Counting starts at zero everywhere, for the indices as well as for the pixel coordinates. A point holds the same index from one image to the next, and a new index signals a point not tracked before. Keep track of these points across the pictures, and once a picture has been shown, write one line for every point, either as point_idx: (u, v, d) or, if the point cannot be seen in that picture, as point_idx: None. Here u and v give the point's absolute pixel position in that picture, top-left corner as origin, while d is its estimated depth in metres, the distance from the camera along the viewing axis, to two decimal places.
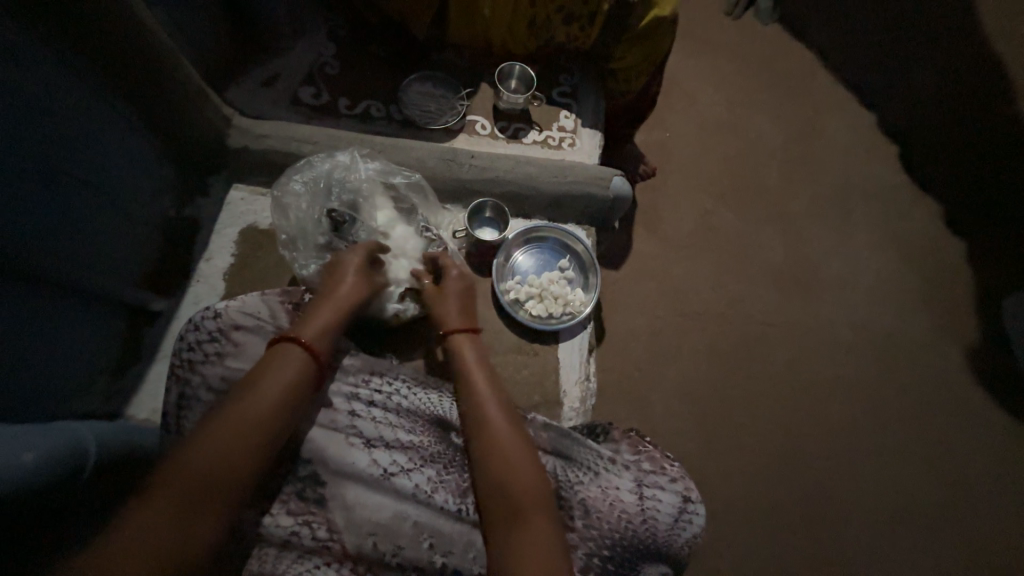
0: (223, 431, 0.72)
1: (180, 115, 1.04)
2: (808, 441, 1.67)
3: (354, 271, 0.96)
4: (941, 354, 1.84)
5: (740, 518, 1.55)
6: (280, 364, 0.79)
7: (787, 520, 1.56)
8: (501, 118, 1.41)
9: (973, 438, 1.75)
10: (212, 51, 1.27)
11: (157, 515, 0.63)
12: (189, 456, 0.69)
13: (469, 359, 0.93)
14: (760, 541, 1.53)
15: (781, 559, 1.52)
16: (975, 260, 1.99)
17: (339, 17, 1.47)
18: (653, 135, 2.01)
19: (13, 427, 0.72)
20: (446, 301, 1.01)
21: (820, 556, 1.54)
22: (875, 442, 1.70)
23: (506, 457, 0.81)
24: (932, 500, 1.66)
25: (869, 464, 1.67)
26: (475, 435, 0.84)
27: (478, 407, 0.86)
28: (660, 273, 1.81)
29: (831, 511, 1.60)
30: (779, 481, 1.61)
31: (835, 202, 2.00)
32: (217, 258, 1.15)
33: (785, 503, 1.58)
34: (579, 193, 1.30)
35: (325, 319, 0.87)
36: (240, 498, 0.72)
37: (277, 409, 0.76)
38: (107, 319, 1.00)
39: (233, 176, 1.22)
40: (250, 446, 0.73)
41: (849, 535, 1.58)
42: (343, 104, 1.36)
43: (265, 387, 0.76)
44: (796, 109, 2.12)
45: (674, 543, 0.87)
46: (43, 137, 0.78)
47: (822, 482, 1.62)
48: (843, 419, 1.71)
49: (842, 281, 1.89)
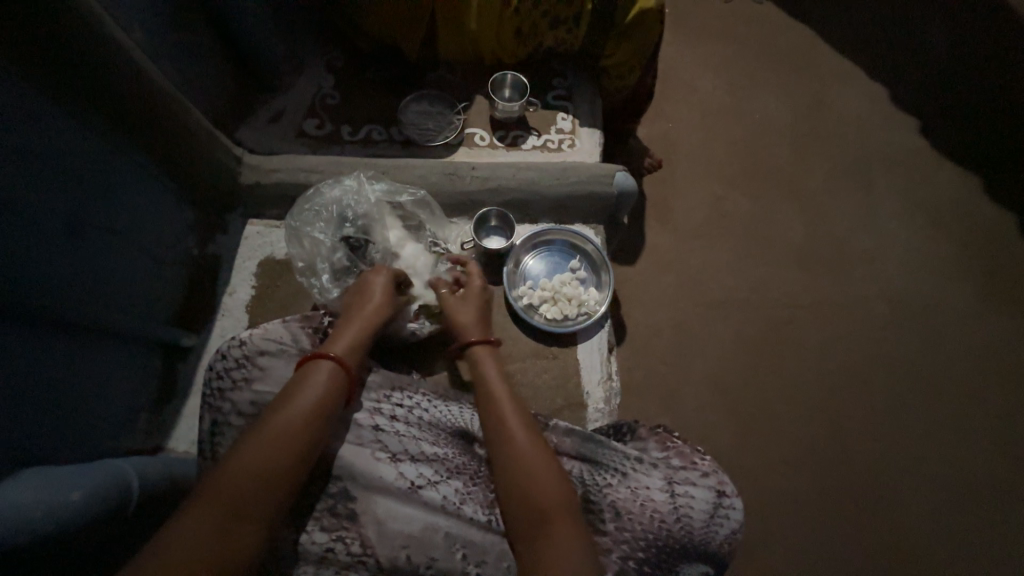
0: (259, 451, 0.74)
1: (193, 159, 1.09)
2: (852, 423, 1.59)
3: (381, 290, 0.98)
4: (988, 321, 1.74)
5: (787, 509, 1.48)
6: (312, 380, 0.82)
7: (838, 509, 1.49)
8: (499, 128, 1.43)
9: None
10: (220, 96, 1.33)
11: (203, 532, 0.66)
12: (225, 476, 0.71)
13: (490, 370, 0.94)
14: (811, 533, 1.46)
15: (836, 550, 1.44)
16: (1013, 218, 1.88)
17: (334, 49, 1.53)
18: (655, 126, 1.99)
19: (63, 468, 0.77)
20: (465, 309, 1.03)
21: (879, 544, 1.46)
22: (926, 419, 1.61)
23: (533, 461, 0.81)
24: (996, 477, 1.55)
25: (922, 443, 1.58)
26: (499, 445, 0.84)
27: (503, 414, 0.87)
28: (676, 264, 1.78)
29: (886, 496, 1.51)
30: (825, 468, 1.53)
31: (853, 174, 1.93)
32: (240, 290, 1.20)
33: (833, 492, 1.51)
34: (583, 193, 1.30)
35: (354, 337, 0.90)
36: (276, 515, 0.73)
37: (308, 427, 0.78)
38: (142, 358, 1.05)
39: (248, 212, 1.27)
40: (285, 462, 0.74)
41: (909, 521, 1.49)
42: (346, 132, 1.41)
43: (296, 404, 0.78)
44: (800, 84, 2.07)
45: (712, 540, 0.84)
46: (64, 190, 0.83)
47: (871, 466, 1.54)
48: (887, 398, 1.63)
49: (869, 254, 1.82)
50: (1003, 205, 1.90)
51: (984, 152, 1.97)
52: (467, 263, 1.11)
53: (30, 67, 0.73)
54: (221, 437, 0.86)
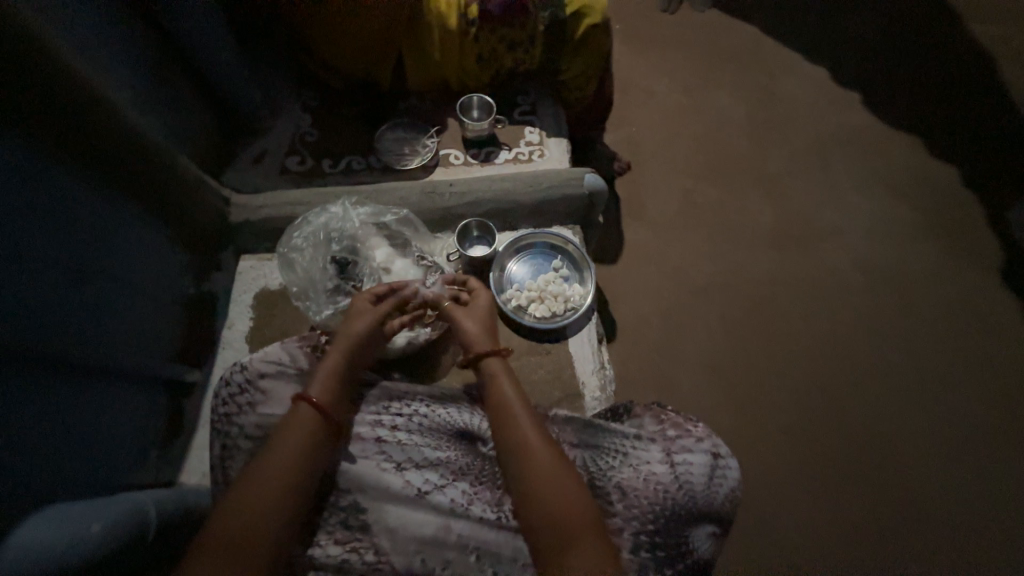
0: (253, 490, 0.76)
1: (184, 202, 1.17)
2: (843, 388, 1.64)
3: (371, 315, 1.00)
4: (954, 277, 1.83)
5: (792, 479, 1.51)
6: (290, 424, 0.83)
7: (840, 471, 1.52)
8: (471, 146, 1.52)
9: (1009, 353, 1.70)
10: (207, 144, 1.42)
11: (213, 562, 0.70)
12: (227, 510, 0.74)
13: (505, 383, 0.93)
14: (818, 499, 1.48)
15: (845, 513, 1.46)
16: (964, 179, 2.00)
17: (308, 90, 1.62)
18: (620, 131, 2.11)
19: (82, 504, 0.80)
20: (473, 320, 1.03)
21: (886, 502, 1.48)
22: (911, 375, 1.66)
23: (536, 480, 0.79)
24: (986, 424, 1.60)
25: (911, 399, 1.63)
26: (513, 460, 0.83)
27: (516, 429, 0.85)
28: (656, 257, 1.85)
29: (885, 455, 1.54)
30: (823, 433, 1.57)
31: (808, 155, 2.05)
32: (238, 323, 1.25)
33: (834, 458, 1.54)
34: (557, 197, 1.38)
35: (333, 374, 0.90)
36: (285, 538, 0.76)
37: (297, 461, 0.80)
38: (148, 396, 1.08)
39: (241, 249, 1.33)
40: (269, 501, 0.76)
41: (911, 477, 1.51)
42: (327, 166, 1.49)
43: (278, 446, 0.80)
44: (749, 79, 2.21)
45: (715, 501, 0.87)
46: (66, 241, 0.89)
47: (867, 427, 1.58)
48: (872, 360, 1.68)
49: (835, 227, 1.92)
50: (952, 168, 2.02)
51: (927, 122, 2.11)
52: (468, 282, 1.12)
53: (36, 133, 0.80)
54: (232, 460, 0.88)
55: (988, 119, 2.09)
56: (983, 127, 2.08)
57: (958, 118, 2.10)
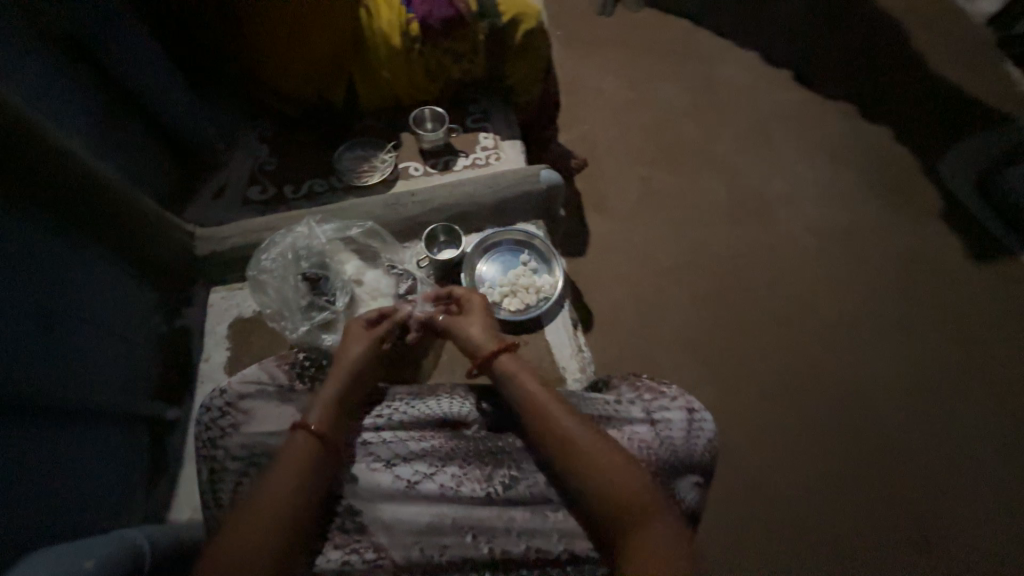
0: (258, 513, 0.77)
1: (150, 241, 1.18)
2: (819, 346, 1.65)
3: (363, 338, 1.01)
4: (907, 226, 1.89)
5: (783, 442, 1.50)
6: (288, 453, 0.83)
7: (828, 428, 1.52)
8: (429, 157, 1.57)
9: (969, 291, 1.75)
10: (163, 184, 1.43)
11: None
12: (230, 532, 0.76)
13: (527, 381, 0.90)
14: (811, 458, 1.47)
15: (838, 468, 1.46)
16: (899, 135, 2.11)
17: (263, 121, 1.65)
18: (574, 129, 2.18)
19: (73, 544, 0.79)
20: (473, 323, 1.02)
21: (877, 452, 1.48)
22: (882, 325, 1.69)
23: (597, 468, 0.80)
24: (959, 362, 1.62)
25: (886, 347, 1.65)
26: (558, 452, 0.83)
27: (554, 421, 0.84)
28: (624, 244, 1.88)
29: (868, 405, 1.55)
30: (808, 393, 1.57)
31: (753, 131, 2.14)
32: (215, 354, 1.24)
33: (818, 415, 1.54)
34: (516, 194, 1.43)
35: (327, 399, 0.90)
36: (293, 549, 0.78)
37: (295, 480, 0.81)
38: (130, 436, 1.08)
39: (209, 281, 1.33)
40: (273, 523, 0.77)
41: (897, 424, 1.52)
42: (289, 191, 1.52)
43: (277, 472, 0.81)
44: (688, 69, 2.34)
45: (695, 453, 0.91)
46: (32, 284, 0.90)
47: (848, 381, 1.59)
48: (844, 314, 1.71)
49: (788, 194, 1.98)
50: (885, 128, 2.13)
51: (855, 89, 2.24)
52: (456, 290, 1.11)
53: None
54: (222, 482, 0.88)
55: (908, 81, 2.24)
56: (906, 88, 2.22)
57: (882, 82, 2.25)
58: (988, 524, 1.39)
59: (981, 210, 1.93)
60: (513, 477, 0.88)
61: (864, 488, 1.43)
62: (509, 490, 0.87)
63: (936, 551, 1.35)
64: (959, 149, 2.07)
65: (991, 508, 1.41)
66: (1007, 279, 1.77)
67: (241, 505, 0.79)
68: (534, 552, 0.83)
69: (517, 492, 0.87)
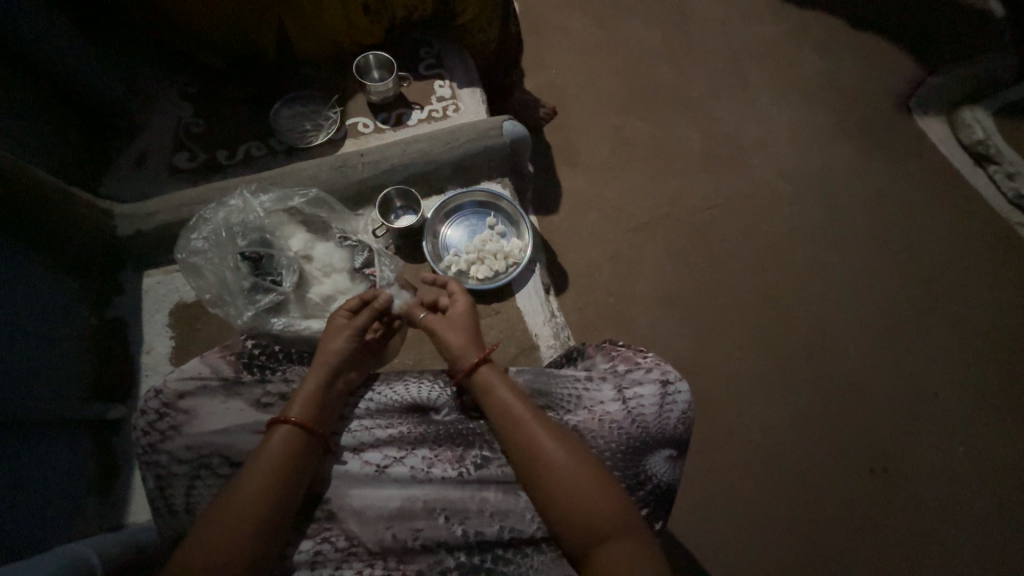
0: (230, 514, 0.71)
1: (63, 224, 1.04)
2: (790, 295, 1.65)
3: (344, 330, 0.93)
4: (881, 169, 1.85)
5: (752, 392, 1.52)
6: (268, 449, 0.77)
7: (797, 376, 1.55)
8: (380, 111, 1.41)
9: (935, 234, 1.75)
10: (68, 156, 1.25)
11: None
12: (198, 537, 0.70)
13: (510, 389, 0.85)
14: (781, 406, 1.51)
15: (806, 412, 1.50)
16: (877, 73, 2.02)
17: (185, 77, 1.45)
18: (540, 75, 2.00)
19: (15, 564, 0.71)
20: (454, 331, 0.95)
21: (841, 395, 1.53)
22: (851, 271, 1.69)
23: (579, 501, 0.75)
24: (921, 304, 1.64)
25: (855, 293, 1.66)
26: (538, 473, 0.78)
27: (538, 438, 0.79)
28: (596, 199, 1.78)
29: (834, 352, 1.58)
30: (777, 343, 1.59)
31: (729, 71, 2.01)
32: (157, 345, 1.14)
33: (785, 365, 1.56)
34: (477, 150, 1.28)
35: (309, 390, 0.84)
36: (268, 544, 0.72)
37: (270, 478, 0.74)
38: (69, 441, 0.99)
39: (141, 264, 1.20)
40: (250, 525, 0.71)
41: (860, 369, 1.56)
42: (222, 157, 1.35)
43: (251, 470, 0.75)
44: (661, 4, 2.14)
45: (668, 426, 0.87)
46: None
47: (816, 329, 1.61)
48: (814, 263, 1.70)
49: (764, 139, 1.89)
50: (863, 64, 2.03)
51: (832, 23, 2.12)
52: (447, 283, 1.04)
53: None
54: (171, 488, 0.81)
55: (884, 12, 2.13)
56: (882, 20, 2.11)
57: (859, 15, 2.13)
58: (939, 456, 1.46)
59: (951, 148, 1.89)
60: (485, 457, 0.84)
61: (826, 430, 1.49)
62: (481, 469, 0.83)
63: (890, 484, 1.43)
64: (934, 84, 1.99)
65: (940, 440, 1.48)
66: (973, 218, 1.78)
67: (211, 509, 0.73)
68: (507, 532, 0.80)
69: (490, 472, 0.83)
